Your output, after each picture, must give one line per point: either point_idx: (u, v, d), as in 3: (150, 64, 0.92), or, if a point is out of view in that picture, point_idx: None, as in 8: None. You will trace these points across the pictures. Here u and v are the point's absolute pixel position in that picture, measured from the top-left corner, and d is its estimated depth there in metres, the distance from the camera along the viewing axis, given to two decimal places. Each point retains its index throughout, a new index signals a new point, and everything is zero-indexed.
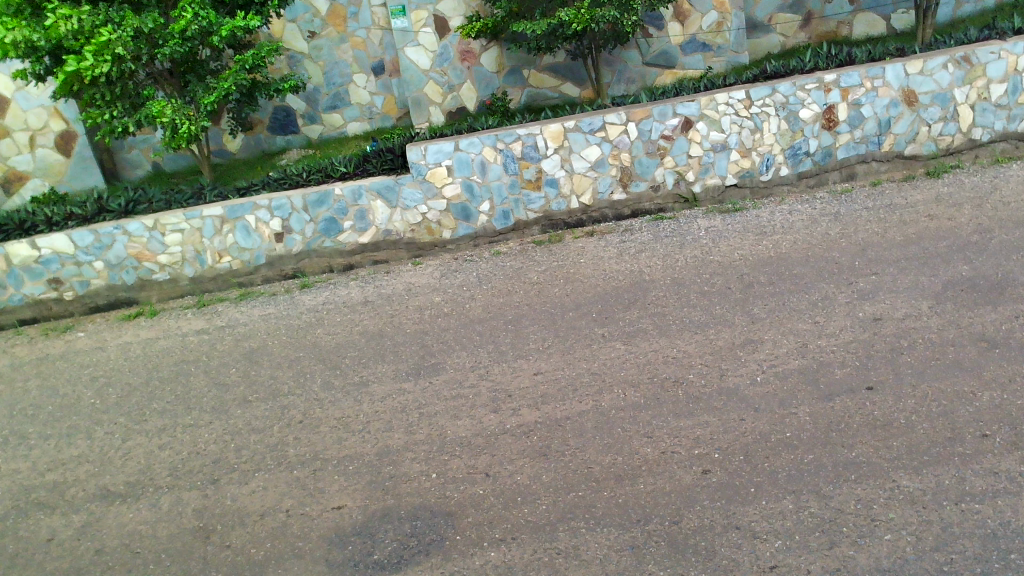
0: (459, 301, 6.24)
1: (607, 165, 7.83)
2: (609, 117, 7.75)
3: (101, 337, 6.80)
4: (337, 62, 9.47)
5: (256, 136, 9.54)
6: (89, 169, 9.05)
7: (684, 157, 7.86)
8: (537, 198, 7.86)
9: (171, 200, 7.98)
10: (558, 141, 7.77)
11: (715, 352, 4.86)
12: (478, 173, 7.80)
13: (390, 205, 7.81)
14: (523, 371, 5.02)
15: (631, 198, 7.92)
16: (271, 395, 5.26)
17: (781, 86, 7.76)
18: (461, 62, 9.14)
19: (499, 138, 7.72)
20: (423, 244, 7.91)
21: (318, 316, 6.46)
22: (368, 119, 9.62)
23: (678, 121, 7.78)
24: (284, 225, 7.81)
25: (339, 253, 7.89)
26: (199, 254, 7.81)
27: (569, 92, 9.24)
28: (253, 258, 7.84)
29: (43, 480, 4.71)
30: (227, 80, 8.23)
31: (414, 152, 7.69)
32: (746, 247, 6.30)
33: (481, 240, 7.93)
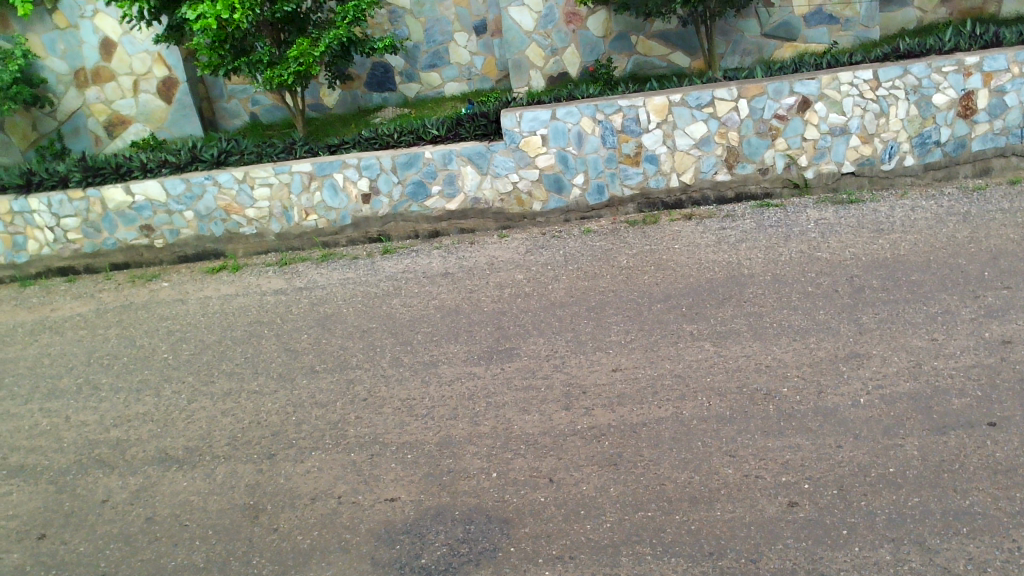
0: (542, 281, 5.92)
1: (712, 144, 7.31)
2: (719, 92, 7.21)
3: (183, 289, 6.79)
4: (439, 19, 9.17)
5: (353, 91, 9.37)
6: (188, 117, 9.10)
7: (798, 140, 7.26)
8: (634, 173, 7.43)
9: (263, 153, 7.90)
10: (662, 115, 7.29)
11: (815, 364, 4.40)
12: (574, 144, 7.40)
13: (480, 172, 7.53)
14: (601, 367, 4.68)
15: (736, 180, 7.38)
16: (339, 367, 5.10)
17: (915, 68, 7.04)
18: (567, 25, 8.70)
19: (599, 108, 7.30)
20: (511, 216, 7.60)
21: (396, 286, 6.26)
22: (467, 80, 9.32)
23: (795, 100, 7.18)
24: (371, 186, 7.64)
25: (425, 219, 7.67)
26: (286, 211, 7.73)
27: (678, 61, 8.67)
28: (339, 218, 7.72)
29: (107, 435, 4.68)
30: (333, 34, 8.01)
31: (509, 118, 7.35)
32: (859, 245, 5.74)
33: (572, 214, 7.56)
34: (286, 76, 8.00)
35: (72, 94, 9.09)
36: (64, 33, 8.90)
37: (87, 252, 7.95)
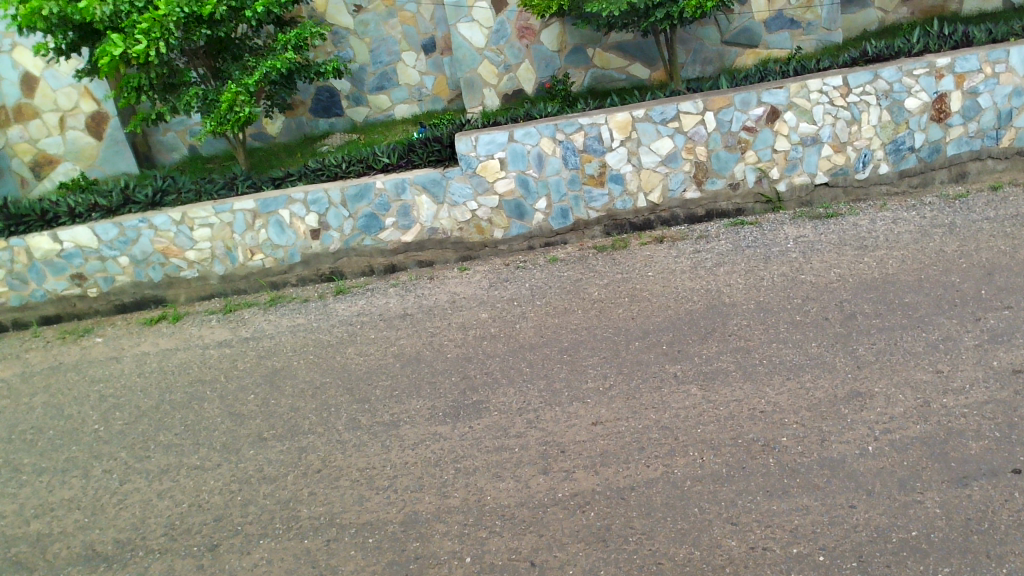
0: (508, 320, 5.48)
1: (680, 160, 6.94)
2: (684, 105, 6.84)
3: (118, 345, 6.23)
4: (385, 38, 8.71)
5: (297, 118, 8.86)
6: (121, 153, 8.54)
7: (768, 152, 6.92)
8: (600, 194, 7.03)
9: (201, 190, 7.35)
10: (625, 132, 6.89)
11: (814, 407, 4.00)
12: (534, 166, 6.98)
13: (436, 201, 7.08)
14: (580, 420, 4.24)
15: (706, 197, 7.02)
16: (290, 433, 4.60)
17: (885, 72, 6.74)
18: (520, 40, 8.28)
19: (559, 128, 6.88)
20: (472, 245, 7.17)
21: (350, 331, 5.77)
22: (418, 101, 8.88)
23: (763, 110, 6.83)
24: (320, 221, 7.14)
25: (380, 253, 7.20)
26: (229, 251, 7.20)
27: (638, 73, 8.31)
28: (286, 256, 7.21)
29: (26, 531, 4.12)
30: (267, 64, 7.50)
31: (464, 143, 6.90)
32: (844, 265, 5.40)
33: (536, 240, 7.15)
34: (226, 122, 7.43)
35: None
36: None
37: (14, 306, 7.34)
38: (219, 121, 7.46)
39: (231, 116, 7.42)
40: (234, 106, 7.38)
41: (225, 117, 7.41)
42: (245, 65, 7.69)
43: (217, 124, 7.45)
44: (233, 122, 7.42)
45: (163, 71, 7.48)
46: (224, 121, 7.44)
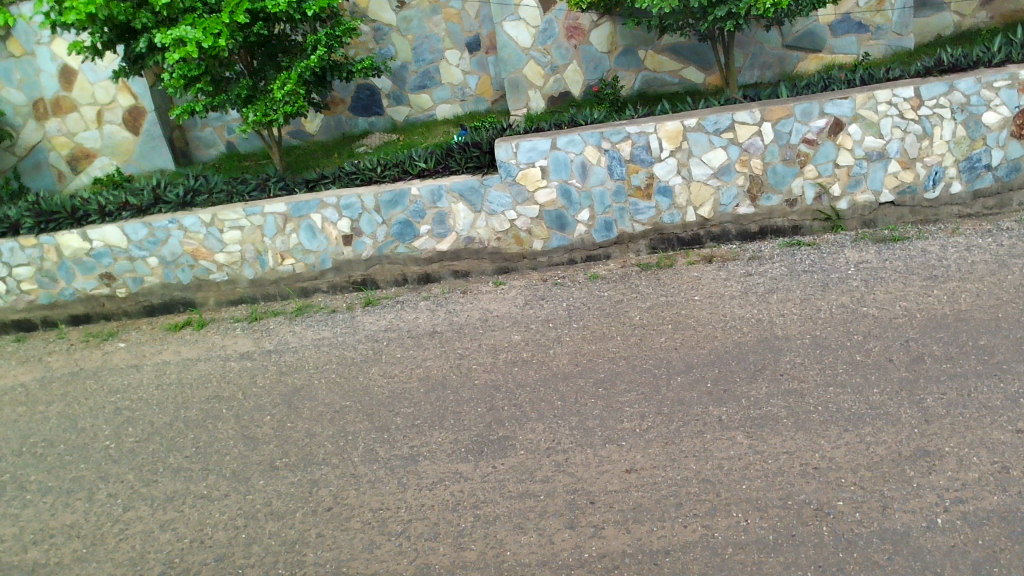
0: (542, 344, 5.13)
1: (733, 173, 6.51)
2: (740, 115, 6.38)
3: (140, 352, 6.04)
4: (428, 36, 8.40)
5: (337, 116, 8.61)
6: (158, 149, 8.38)
7: (830, 167, 6.46)
8: (646, 207, 6.64)
9: (233, 191, 7.14)
10: (676, 142, 6.47)
11: (875, 467, 3.58)
12: (578, 176, 6.61)
13: (473, 209, 6.75)
14: (613, 466, 3.88)
15: (760, 213, 6.58)
16: (303, 462, 4.32)
17: (962, 83, 6.21)
18: (568, 40, 7.90)
19: (605, 136, 6.49)
20: (510, 256, 6.84)
21: (376, 349, 5.48)
22: (460, 101, 8.55)
23: (826, 122, 6.35)
24: (352, 227, 6.87)
25: (413, 261, 6.91)
26: (259, 255, 6.98)
27: (692, 77, 7.86)
28: (318, 262, 6.97)
29: (21, 559, 3.91)
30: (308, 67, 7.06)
31: (504, 149, 6.56)
32: (911, 297, 4.94)
33: (577, 253, 6.79)
34: (275, 113, 7.08)
35: (31, 127, 8.35)
36: (19, 61, 8.19)
37: (43, 304, 7.21)
38: (266, 112, 7.11)
39: (279, 106, 7.07)
40: (286, 96, 7.04)
41: (273, 108, 7.07)
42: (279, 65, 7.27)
43: (263, 114, 7.11)
44: (284, 112, 7.08)
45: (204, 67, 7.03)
46: (273, 112, 7.10)
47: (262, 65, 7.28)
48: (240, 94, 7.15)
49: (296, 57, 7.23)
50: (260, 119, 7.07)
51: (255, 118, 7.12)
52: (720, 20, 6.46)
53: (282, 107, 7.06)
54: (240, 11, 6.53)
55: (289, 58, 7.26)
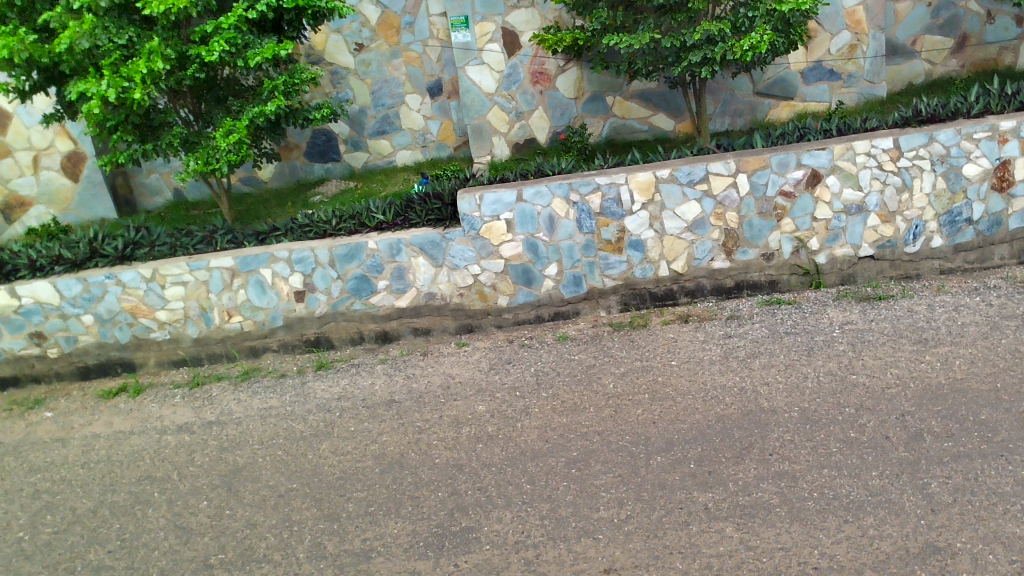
0: (509, 416, 4.72)
1: (708, 226, 6.21)
2: (714, 165, 6.09)
3: (67, 423, 5.50)
4: (388, 80, 8.07)
5: (291, 162, 8.22)
6: (98, 197, 7.88)
7: (807, 220, 6.19)
8: (617, 261, 6.31)
9: (177, 244, 6.67)
10: (647, 194, 6.16)
11: (881, 567, 3.21)
12: (545, 230, 6.26)
13: (434, 263, 6.37)
14: (590, 565, 3.46)
15: (736, 267, 6.29)
16: (241, 560, 3.83)
17: (942, 134, 6.00)
18: (533, 86, 7.61)
19: (573, 187, 6.15)
20: (473, 312, 6.46)
21: (328, 421, 5.02)
22: (421, 147, 8.21)
23: (803, 173, 6.09)
24: (305, 282, 6.43)
25: (371, 318, 6.50)
26: (204, 312, 6.51)
27: (661, 124, 7.60)
28: (268, 320, 6.52)
29: None
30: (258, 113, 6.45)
31: (467, 201, 6.19)
32: (902, 363, 4.63)
33: (545, 309, 6.44)
34: (217, 162, 6.41)
35: None
36: None
37: None
38: (208, 160, 6.44)
39: (222, 155, 6.40)
40: (231, 146, 6.37)
41: (216, 156, 6.40)
42: (229, 108, 6.69)
43: (204, 163, 6.42)
44: (229, 161, 6.40)
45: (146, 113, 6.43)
46: (216, 161, 6.43)
47: (208, 109, 6.74)
48: (173, 144, 6.53)
49: (246, 100, 6.69)
50: (201, 168, 6.39)
51: (197, 167, 6.44)
52: (693, 64, 6.11)
53: (225, 156, 6.38)
54: (159, 59, 5.96)
55: (240, 101, 6.69)
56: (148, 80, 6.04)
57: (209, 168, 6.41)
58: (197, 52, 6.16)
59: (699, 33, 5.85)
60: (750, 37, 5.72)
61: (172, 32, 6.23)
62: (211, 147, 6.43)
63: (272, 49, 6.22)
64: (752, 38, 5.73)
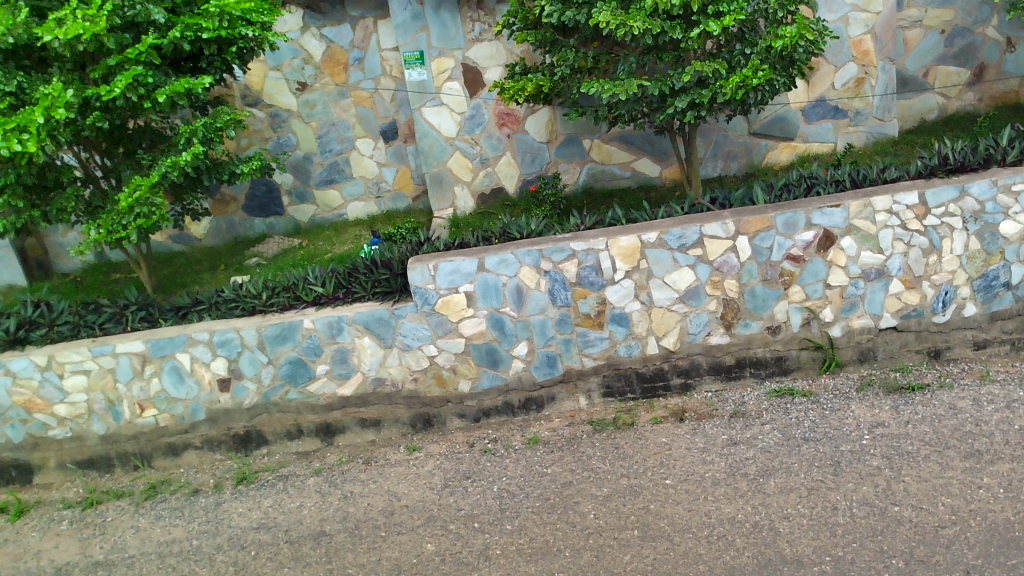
0: (463, 563, 3.74)
1: (703, 297, 5.29)
2: (709, 227, 5.15)
3: None
4: (335, 123, 7.12)
5: (228, 217, 7.26)
6: (3, 261, 6.86)
7: (819, 288, 5.28)
8: (597, 338, 5.38)
9: (81, 322, 5.64)
10: (632, 261, 5.22)
11: None
12: (511, 303, 5.31)
13: (383, 344, 5.40)
14: None
15: (737, 342, 5.38)
16: None
17: (975, 187, 5.11)
18: (499, 128, 6.69)
19: (544, 254, 5.21)
20: (430, 399, 5.51)
21: (239, 563, 4.02)
22: (375, 198, 7.28)
23: (814, 234, 5.17)
24: (229, 368, 5.44)
25: (309, 409, 5.54)
26: (112, 405, 5.51)
27: (646, 170, 6.70)
28: (187, 413, 5.54)
29: None
30: (173, 167, 5.28)
31: (419, 272, 5.24)
32: (956, 489, 3.67)
33: (514, 394, 5.51)
34: (122, 230, 5.20)
35: None
36: None
37: None
38: (112, 227, 5.23)
39: (128, 220, 5.19)
40: (138, 207, 5.18)
41: (122, 221, 5.19)
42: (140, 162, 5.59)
43: (106, 230, 5.22)
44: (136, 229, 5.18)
45: (40, 172, 5.30)
46: (120, 228, 5.23)
47: (116, 164, 5.63)
48: (66, 209, 5.38)
49: (162, 154, 5.54)
50: (103, 236, 5.19)
51: (98, 236, 5.24)
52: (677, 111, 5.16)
53: (133, 221, 5.17)
54: (59, 104, 4.78)
55: (153, 154, 5.59)
56: (45, 133, 4.85)
57: (112, 237, 5.20)
58: (96, 95, 4.95)
59: (689, 74, 4.91)
60: (745, 78, 4.83)
61: (71, 73, 5.09)
62: (115, 211, 5.23)
63: (185, 83, 5.07)
64: (748, 79, 4.84)
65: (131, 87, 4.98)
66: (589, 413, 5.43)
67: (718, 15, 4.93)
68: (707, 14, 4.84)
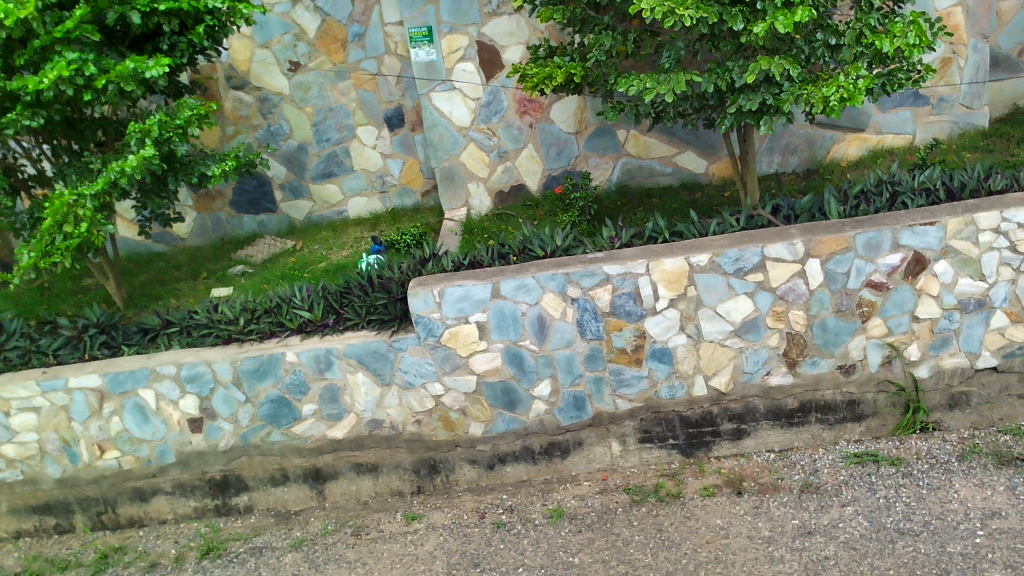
0: None
1: (763, 330, 4.40)
2: (773, 247, 4.23)
3: None
4: (333, 108, 6.23)
5: (214, 214, 6.40)
6: None
7: (905, 321, 4.37)
8: (634, 377, 4.51)
9: (31, 349, 4.84)
10: (677, 288, 4.33)
11: None
12: (532, 336, 4.44)
13: (379, 381, 4.57)
14: None
15: (802, 383, 4.49)
16: None
17: None
18: (520, 117, 5.77)
19: (571, 279, 4.32)
20: (436, 444, 4.69)
21: None
22: (380, 193, 6.43)
23: (902, 257, 4.25)
24: (201, 406, 4.64)
25: (295, 452, 4.74)
26: (67, 446, 4.75)
27: (690, 165, 5.77)
28: (153, 456, 4.76)
29: None
30: (120, 176, 4.42)
31: (420, 299, 4.38)
32: None
33: (534, 440, 4.67)
34: (55, 252, 4.31)
35: None
36: None
37: None
38: (44, 249, 4.35)
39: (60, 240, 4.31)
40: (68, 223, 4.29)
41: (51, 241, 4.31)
42: (87, 165, 4.66)
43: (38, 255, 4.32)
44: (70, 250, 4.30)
45: None
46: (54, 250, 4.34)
47: (62, 167, 4.72)
48: None
49: (112, 155, 4.62)
50: (34, 262, 4.31)
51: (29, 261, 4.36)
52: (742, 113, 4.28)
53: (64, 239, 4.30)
54: None
55: (103, 156, 4.65)
56: None
57: (46, 262, 4.33)
58: (18, 86, 4.10)
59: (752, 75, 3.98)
60: (837, 84, 3.85)
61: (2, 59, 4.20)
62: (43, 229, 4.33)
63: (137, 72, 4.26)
64: (840, 85, 3.86)
65: (65, 77, 4.14)
66: (625, 475, 4.62)
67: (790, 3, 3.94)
68: (775, 3, 3.89)
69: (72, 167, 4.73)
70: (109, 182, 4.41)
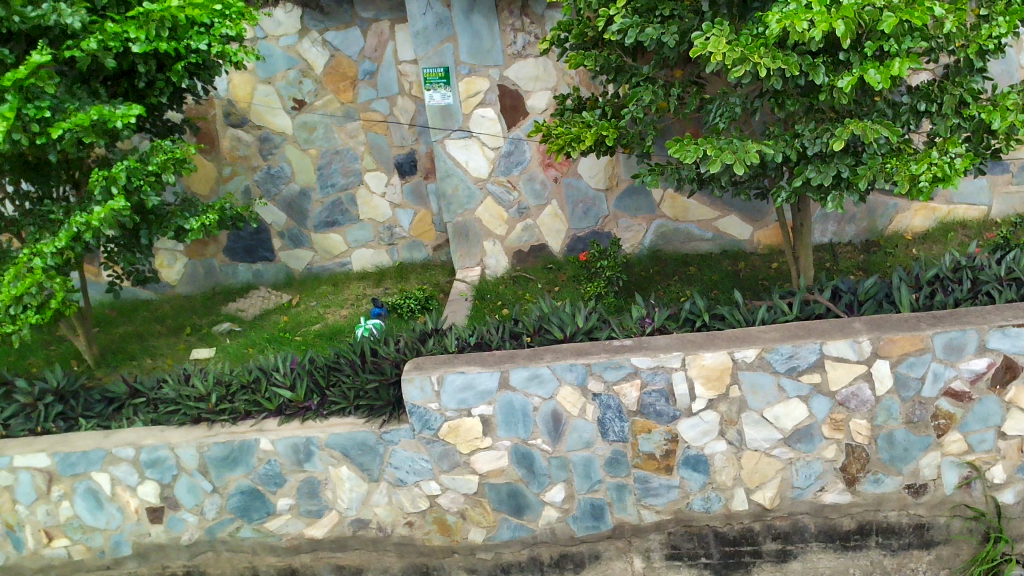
0: None
1: (818, 440, 3.71)
2: (834, 345, 3.56)
3: None
4: (339, 151, 5.67)
5: (206, 260, 5.84)
6: None
7: (988, 437, 3.69)
8: (663, 486, 3.84)
9: None
10: (718, 387, 3.67)
11: None
12: (545, 435, 3.80)
13: (366, 476, 3.95)
14: None
15: (862, 503, 3.80)
16: None
17: None
18: (544, 171, 5.18)
19: (593, 371, 3.68)
20: (429, 550, 4.05)
21: None
22: (388, 246, 5.88)
23: (989, 363, 3.56)
24: (161, 495, 4.04)
25: (268, 550, 4.12)
26: (11, 530, 4.20)
27: (733, 231, 5.13)
28: (107, 547, 4.18)
29: None
30: (81, 231, 3.84)
31: (415, 388, 3.76)
32: None
33: (543, 551, 4.01)
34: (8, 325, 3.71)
35: None
36: None
37: None
38: None
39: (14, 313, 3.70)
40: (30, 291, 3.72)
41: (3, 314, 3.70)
42: (47, 217, 4.14)
43: None
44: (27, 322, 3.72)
45: None
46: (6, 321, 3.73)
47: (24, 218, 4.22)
48: None
49: (77, 206, 4.10)
50: None
51: None
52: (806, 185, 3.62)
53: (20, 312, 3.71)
54: None
55: (65, 207, 4.12)
56: None
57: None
58: None
59: (835, 141, 3.32)
60: (929, 162, 3.27)
61: None
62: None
63: (101, 113, 3.68)
64: (931, 162, 3.29)
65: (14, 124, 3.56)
66: None
67: (880, 55, 3.32)
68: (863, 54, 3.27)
69: (35, 216, 4.22)
70: (64, 240, 3.87)
